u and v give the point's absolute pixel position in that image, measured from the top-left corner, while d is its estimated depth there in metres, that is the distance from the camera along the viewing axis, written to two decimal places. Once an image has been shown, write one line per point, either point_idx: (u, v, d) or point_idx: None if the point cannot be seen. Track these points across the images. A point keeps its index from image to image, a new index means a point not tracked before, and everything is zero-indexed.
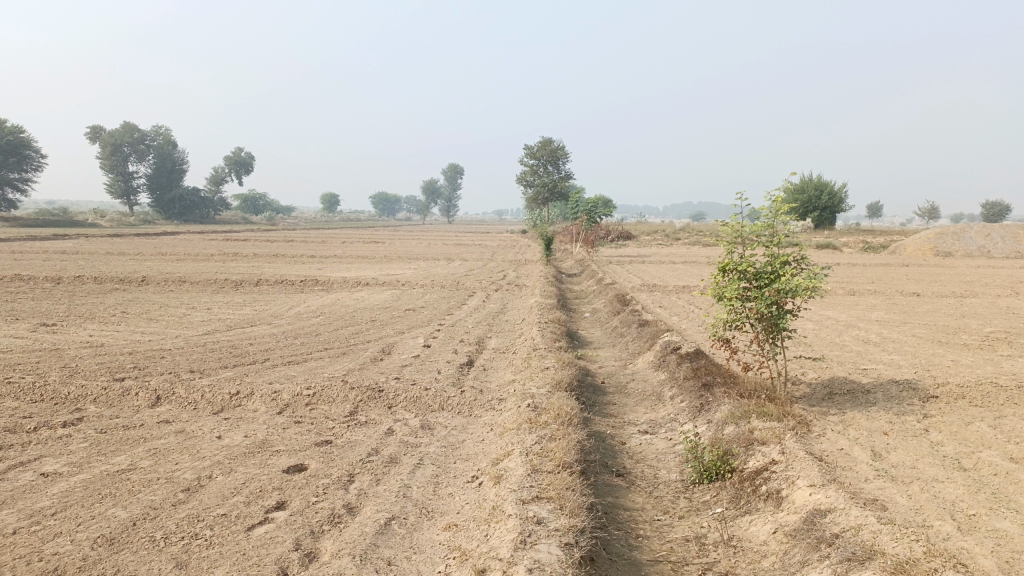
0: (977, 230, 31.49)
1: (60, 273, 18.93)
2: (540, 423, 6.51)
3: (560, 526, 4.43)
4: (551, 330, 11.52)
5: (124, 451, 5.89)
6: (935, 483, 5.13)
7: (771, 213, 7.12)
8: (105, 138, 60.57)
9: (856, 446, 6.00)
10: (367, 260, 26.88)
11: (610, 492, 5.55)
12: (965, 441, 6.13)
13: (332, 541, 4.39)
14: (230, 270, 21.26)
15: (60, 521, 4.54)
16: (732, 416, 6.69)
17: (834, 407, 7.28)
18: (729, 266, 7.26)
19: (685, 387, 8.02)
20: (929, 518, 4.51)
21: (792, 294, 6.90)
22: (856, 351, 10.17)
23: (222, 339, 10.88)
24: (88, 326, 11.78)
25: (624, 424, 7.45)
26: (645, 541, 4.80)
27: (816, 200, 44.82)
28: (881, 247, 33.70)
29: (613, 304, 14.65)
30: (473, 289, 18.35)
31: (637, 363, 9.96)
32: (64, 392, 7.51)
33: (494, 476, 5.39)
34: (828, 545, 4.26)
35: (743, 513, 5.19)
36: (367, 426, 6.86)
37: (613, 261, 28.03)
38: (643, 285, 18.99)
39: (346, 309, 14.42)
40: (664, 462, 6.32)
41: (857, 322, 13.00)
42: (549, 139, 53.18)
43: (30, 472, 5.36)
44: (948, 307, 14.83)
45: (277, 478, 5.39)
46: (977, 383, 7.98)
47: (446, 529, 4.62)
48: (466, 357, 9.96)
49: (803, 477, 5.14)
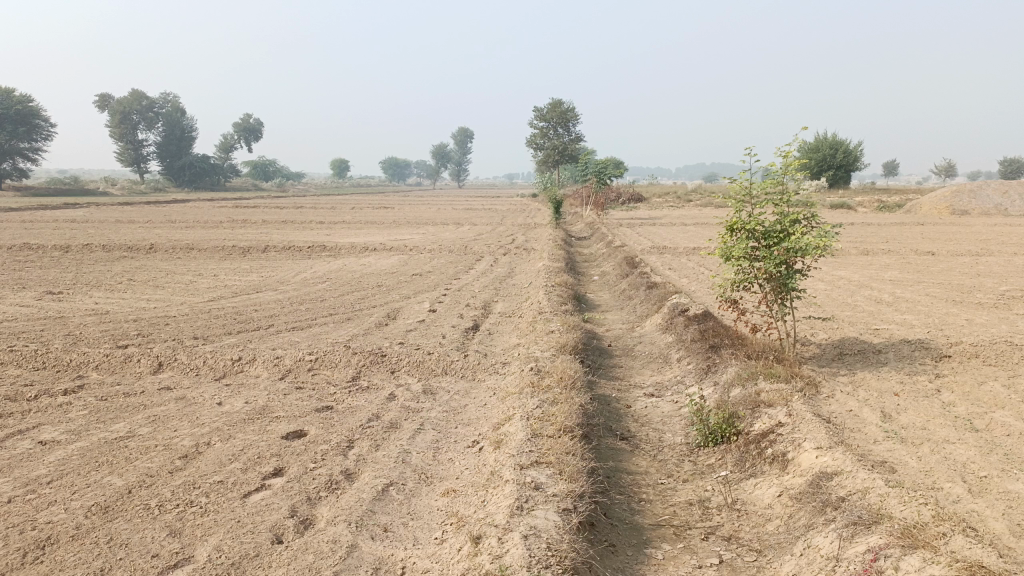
0: (994, 188, 30.80)
1: (69, 241, 18.84)
2: (543, 386, 6.40)
3: (558, 492, 4.33)
4: (557, 293, 11.42)
5: (123, 419, 5.85)
6: (946, 445, 5.00)
7: (781, 169, 6.91)
8: (114, 106, 60.21)
9: (865, 407, 5.87)
10: (375, 226, 26.73)
11: (613, 456, 5.46)
12: (978, 401, 5.99)
13: (329, 508, 4.33)
14: (238, 237, 21.10)
15: (56, 489, 4.50)
16: (739, 378, 6.56)
17: (844, 368, 7.15)
18: (738, 225, 7.05)
19: (692, 349, 7.90)
20: (939, 480, 4.40)
21: (803, 253, 6.71)
22: (868, 311, 9.99)
23: (227, 306, 10.82)
24: (94, 294, 11.73)
25: (629, 387, 7.35)
26: (647, 505, 4.72)
27: (830, 158, 44.08)
28: (897, 206, 33.12)
29: (621, 267, 14.48)
30: (481, 254, 18.18)
31: (644, 326, 9.84)
32: (66, 359, 7.49)
33: (494, 441, 5.31)
34: (834, 509, 4.15)
35: (748, 476, 5.09)
36: (369, 391, 6.80)
37: (624, 223, 27.75)
38: (653, 247, 18.78)
39: (353, 275, 14.32)
40: (670, 425, 6.22)
41: (871, 281, 12.77)
42: (560, 100, 52.27)
43: (28, 441, 5.33)
44: (963, 265, 14.55)
45: (275, 444, 5.34)
46: (991, 342, 7.81)
47: (444, 495, 4.55)
48: (471, 321, 9.86)
49: (810, 440, 5.02)
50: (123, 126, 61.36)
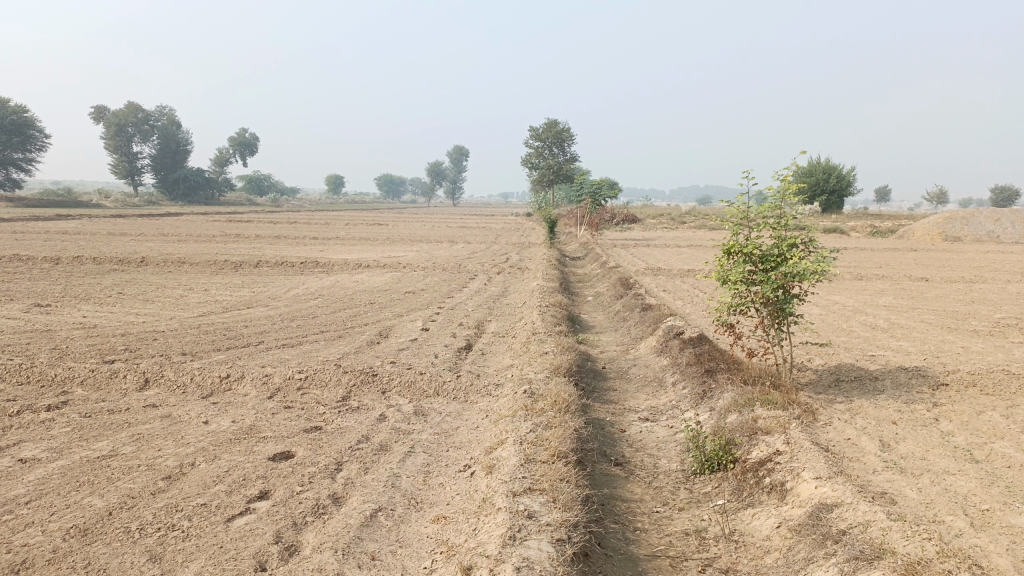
0: (986, 215, 30.95)
1: (60, 253, 18.68)
2: (536, 410, 6.29)
3: (552, 521, 4.21)
4: (552, 313, 11.33)
5: (106, 437, 5.71)
6: (946, 476, 4.91)
7: (778, 194, 6.84)
8: (110, 119, 60.25)
9: (863, 436, 5.78)
10: (368, 242, 26.62)
11: (607, 483, 5.35)
12: (977, 431, 5.91)
13: (315, 534, 4.20)
14: (231, 252, 20.97)
15: (33, 510, 4.36)
16: (735, 404, 6.47)
17: (841, 395, 7.07)
18: (735, 248, 6.99)
19: (687, 373, 7.81)
20: (940, 513, 4.31)
21: (800, 278, 6.64)
22: (864, 337, 9.93)
23: (217, 321, 10.69)
24: (83, 307, 11.58)
25: (623, 411, 7.25)
26: (642, 535, 4.60)
27: (823, 183, 44.30)
28: (890, 231, 33.23)
29: (616, 288, 14.41)
30: (475, 272, 18.10)
31: (639, 348, 9.76)
32: (51, 374, 7.34)
33: (486, 466, 5.20)
34: (834, 542, 4.05)
35: (746, 506, 4.98)
36: (359, 412, 6.68)
37: (618, 244, 27.74)
38: (648, 269, 18.73)
39: (345, 291, 14.19)
40: (665, 451, 6.12)
41: (866, 307, 12.72)
42: (555, 120, 52.41)
43: (7, 458, 5.19)
44: (958, 293, 14.53)
45: (261, 466, 5.21)
46: (988, 371, 7.75)
47: (434, 522, 4.43)
48: (464, 341, 9.74)
49: (809, 470, 4.92)
50: (118, 138, 61.27)
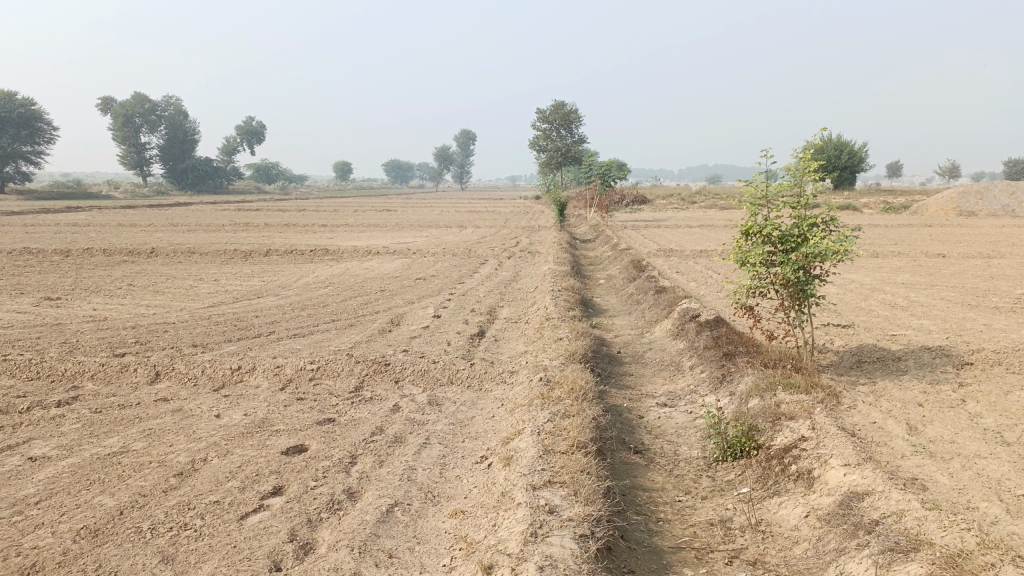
0: (1001, 188, 30.47)
1: (70, 245, 18.65)
2: (552, 398, 6.15)
3: (574, 516, 4.09)
4: (564, 297, 11.17)
5: (117, 432, 5.62)
6: (978, 460, 4.75)
7: (798, 172, 6.64)
8: (117, 109, 60.24)
9: (889, 419, 5.62)
10: (377, 229, 26.48)
11: (627, 472, 5.22)
12: (1006, 412, 5.73)
13: (330, 531, 4.10)
14: (241, 241, 20.89)
15: (43, 510, 4.27)
16: (757, 389, 6.31)
17: (864, 377, 6.90)
18: (753, 230, 6.78)
19: (705, 357, 7.65)
20: (974, 499, 4.17)
21: (821, 258, 6.46)
22: (884, 316, 9.74)
23: (227, 311, 10.59)
24: (92, 300, 11.51)
25: (641, 396, 7.11)
26: (665, 526, 4.47)
27: (835, 160, 43.81)
28: (903, 207, 32.85)
29: (628, 271, 14.23)
30: (485, 257, 17.93)
31: (654, 331, 9.61)
32: (61, 368, 7.26)
33: (503, 458, 5.08)
34: (867, 532, 3.91)
35: (771, 494, 4.85)
36: (372, 402, 6.57)
37: (629, 226, 27.45)
38: (660, 250, 18.54)
39: (355, 279, 14.08)
40: (685, 437, 5.99)
41: (883, 285, 12.50)
42: (563, 102, 51.92)
43: (17, 456, 5.12)
44: (976, 268, 14.28)
45: (274, 460, 5.11)
46: (1014, 349, 7.55)
47: (452, 517, 4.32)
48: (476, 327, 9.62)
49: (837, 456, 4.77)
50: (125, 130, 61.28)
